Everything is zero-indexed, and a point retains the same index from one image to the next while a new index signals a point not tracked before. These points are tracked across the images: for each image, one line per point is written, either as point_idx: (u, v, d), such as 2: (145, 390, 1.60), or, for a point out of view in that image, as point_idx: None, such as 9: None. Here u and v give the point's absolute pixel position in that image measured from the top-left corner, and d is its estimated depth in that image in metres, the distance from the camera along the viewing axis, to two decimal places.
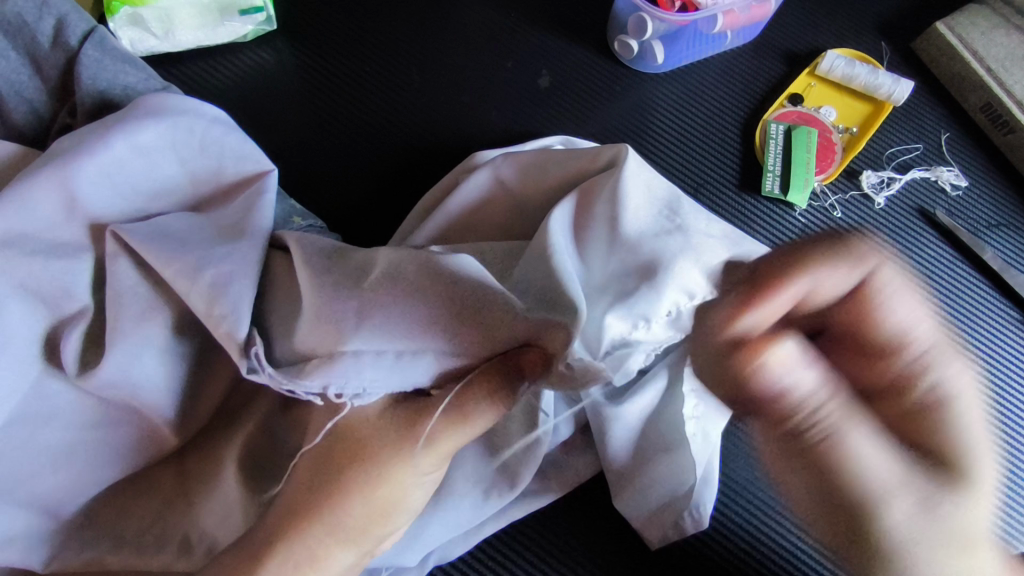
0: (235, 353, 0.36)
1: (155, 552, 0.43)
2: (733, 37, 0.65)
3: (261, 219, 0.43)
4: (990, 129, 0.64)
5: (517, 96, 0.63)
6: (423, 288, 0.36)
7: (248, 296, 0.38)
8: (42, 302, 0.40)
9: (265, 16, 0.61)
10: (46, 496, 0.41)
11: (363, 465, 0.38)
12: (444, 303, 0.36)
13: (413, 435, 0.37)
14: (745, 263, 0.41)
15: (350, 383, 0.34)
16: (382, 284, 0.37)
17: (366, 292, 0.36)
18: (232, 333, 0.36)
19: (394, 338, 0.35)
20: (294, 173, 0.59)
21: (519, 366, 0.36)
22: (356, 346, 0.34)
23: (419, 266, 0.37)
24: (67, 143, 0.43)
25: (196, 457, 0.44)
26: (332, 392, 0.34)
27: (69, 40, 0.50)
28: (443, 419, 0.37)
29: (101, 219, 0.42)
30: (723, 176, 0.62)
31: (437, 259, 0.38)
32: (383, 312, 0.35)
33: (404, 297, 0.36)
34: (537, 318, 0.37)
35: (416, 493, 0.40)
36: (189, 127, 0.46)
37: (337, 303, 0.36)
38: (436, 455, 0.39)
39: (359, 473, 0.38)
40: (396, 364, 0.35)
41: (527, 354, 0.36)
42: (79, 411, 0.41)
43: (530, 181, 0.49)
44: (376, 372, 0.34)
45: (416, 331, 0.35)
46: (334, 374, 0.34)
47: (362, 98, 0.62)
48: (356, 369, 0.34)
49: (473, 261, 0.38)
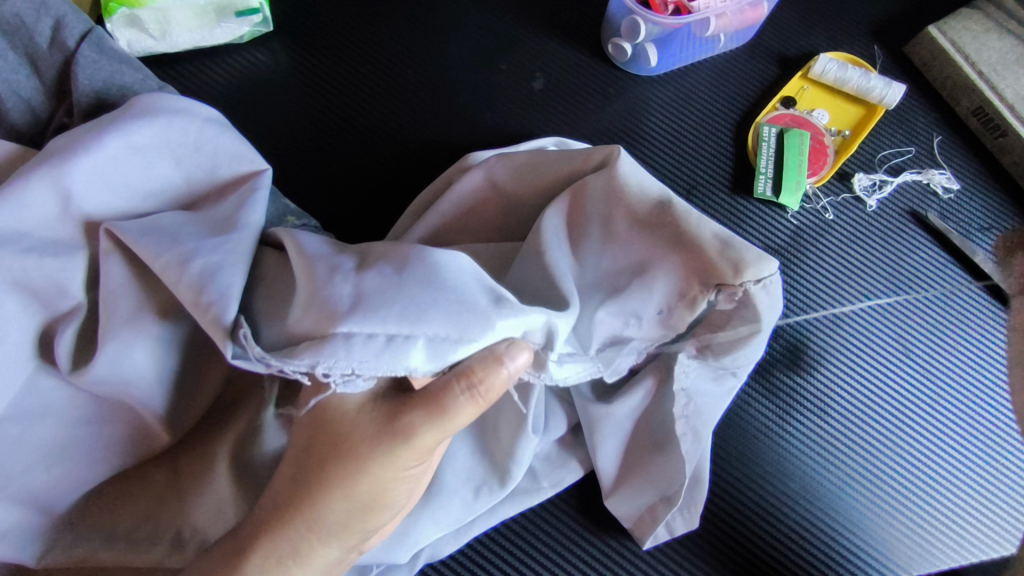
0: (221, 338, 0.36)
1: (148, 547, 0.43)
2: (726, 41, 0.66)
3: (252, 217, 0.43)
4: (981, 133, 0.65)
5: (512, 98, 0.64)
6: (417, 275, 0.36)
7: (238, 284, 0.38)
8: (36, 300, 0.41)
9: (261, 18, 0.62)
10: (40, 491, 0.41)
11: (342, 459, 0.38)
12: (439, 290, 0.36)
13: (376, 419, 0.38)
14: (736, 262, 0.38)
15: (339, 364, 0.34)
16: (376, 271, 0.37)
17: (360, 279, 0.36)
18: (219, 319, 0.36)
19: (386, 322, 0.34)
20: (290, 172, 0.59)
21: (500, 357, 0.36)
22: (348, 328, 0.34)
23: (417, 256, 0.37)
24: (62, 142, 0.44)
25: (190, 453, 0.45)
26: (320, 371, 0.34)
27: (67, 40, 0.51)
28: (409, 405, 0.37)
29: (95, 217, 0.43)
30: (715, 177, 0.63)
31: (433, 251, 0.38)
32: (375, 297, 0.35)
33: (398, 283, 0.36)
34: (526, 307, 0.36)
35: (398, 490, 0.40)
36: (183, 126, 0.46)
37: (331, 288, 0.36)
38: (415, 452, 0.38)
39: (339, 468, 0.38)
40: (386, 347, 0.34)
41: (506, 346, 0.36)
42: (73, 408, 0.42)
43: (522, 182, 0.49)
44: (365, 354, 0.34)
45: (407, 315, 0.34)
46: (323, 353, 0.34)
47: (357, 98, 0.62)
48: (346, 350, 0.34)
49: (470, 259, 0.38)
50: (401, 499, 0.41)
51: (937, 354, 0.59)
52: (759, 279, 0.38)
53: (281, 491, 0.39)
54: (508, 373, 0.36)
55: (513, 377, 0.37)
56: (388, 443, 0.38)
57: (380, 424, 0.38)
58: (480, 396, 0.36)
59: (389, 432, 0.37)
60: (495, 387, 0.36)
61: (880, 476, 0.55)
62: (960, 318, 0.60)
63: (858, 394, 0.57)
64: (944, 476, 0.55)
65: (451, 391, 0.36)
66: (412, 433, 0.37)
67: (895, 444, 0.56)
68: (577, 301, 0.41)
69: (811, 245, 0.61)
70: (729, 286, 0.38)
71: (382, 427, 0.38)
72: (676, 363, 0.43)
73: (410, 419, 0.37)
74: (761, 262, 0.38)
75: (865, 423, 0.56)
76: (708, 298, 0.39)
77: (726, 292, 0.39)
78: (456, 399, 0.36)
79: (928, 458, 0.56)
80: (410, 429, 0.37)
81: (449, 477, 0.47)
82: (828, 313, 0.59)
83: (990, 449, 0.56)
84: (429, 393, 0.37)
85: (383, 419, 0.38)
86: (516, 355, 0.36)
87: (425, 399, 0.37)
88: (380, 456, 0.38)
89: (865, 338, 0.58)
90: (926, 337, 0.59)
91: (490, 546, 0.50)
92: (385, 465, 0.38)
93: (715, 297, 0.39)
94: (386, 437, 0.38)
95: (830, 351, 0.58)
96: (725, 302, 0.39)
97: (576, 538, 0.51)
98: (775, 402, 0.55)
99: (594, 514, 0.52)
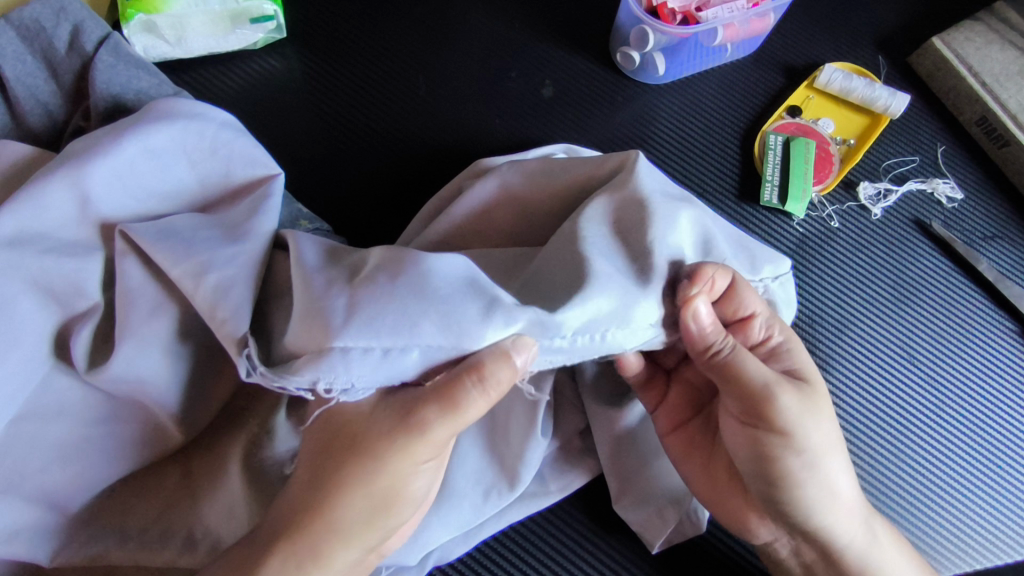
0: (234, 355, 0.37)
1: (161, 548, 0.43)
2: (733, 50, 0.67)
3: (265, 221, 0.44)
4: (985, 143, 0.65)
5: (523, 105, 0.64)
6: (409, 283, 0.36)
7: (249, 302, 0.39)
8: (54, 300, 0.41)
9: (275, 24, 0.63)
10: (54, 489, 0.42)
11: (355, 461, 0.38)
12: (432, 298, 0.36)
13: (384, 422, 0.38)
14: (755, 261, 0.45)
15: (339, 378, 0.35)
16: (372, 280, 0.37)
17: (356, 288, 0.36)
18: (233, 334, 0.37)
19: (380, 335, 0.35)
20: (300, 178, 0.60)
21: (509, 355, 0.36)
22: (344, 343, 0.34)
23: (411, 262, 0.37)
24: (81, 145, 0.44)
25: (204, 453, 0.45)
26: (321, 386, 0.35)
27: (85, 46, 0.52)
28: (419, 404, 0.37)
29: (111, 219, 0.43)
30: (722, 184, 0.63)
31: (427, 255, 0.38)
32: (370, 308, 0.35)
33: (392, 293, 0.36)
34: (518, 311, 0.36)
35: (418, 482, 0.40)
36: (199, 130, 0.46)
37: (327, 299, 0.36)
38: (431, 443, 0.38)
39: (354, 469, 0.38)
40: (382, 361, 0.35)
41: (512, 343, 0.36)
42: (88, 407, 0.42)
43: (538, 187, 0.50)
44: (362, 369, 0.35)
45: (401, 328, 0.35)
46: (322, 369, 0.34)
47: (369, 104, 0.63)
48: (343, 366, 0.35)
49: (465, 261, 0.38)
50: (421, 492, 0.41)
51: (941, 361, 0.59)
52: (775, 276, 0.46)
53: (293, 493, 0.39)
54: (516, 372, 0.36)
55: (522, 371, 0.37)
56: (398, 442, 0.38)
57: (389, 424, 0.38)
58: (489, 390, 0.36)
59: (397, 430, 0.38)
60: (506, 379, 0.36)
61: (886, 483, 0.55)
62: (964, 326, 0.60)
63: (863, 400, 0.57)
64: (949, 484, 0.55)
65: (460, 386, 0.36)
66: (420, 428, 0.38)
67: (901, 448, 0.56)
68: (604, 276, 0.39)
69: (817, 252, 0.62)
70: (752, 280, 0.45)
71: (391, 427, 0.38)
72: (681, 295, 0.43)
73: (419, 416, 0.37)
74: (776, 262, 0.46)
75: (871, 428, 0.56)
76: None
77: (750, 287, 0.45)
78: (466, 395, 0.36)
79: (932, 465, 0.56)
80: (419, 424, 0.37)
81: (459, 480, 0.48)
82: (833, 321, 0.59)
83: (996, 455, 0.57)
84: (438, 389, 0.37)
85: (394, 419, 0.38)
86: (522, 351, 0.36)
87: (434, 396, 0.37)
88: (395, 451, 0.38)
89: (870, 346, 0.59)
90: (930, 344, 0.60)
91: (498, 549, 0.50)
92: (398, 462, 0.38)
93: None
94: (403, 431, 0.38)
95: (836, 358, 0.58)
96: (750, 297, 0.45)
97: (583, 540, 0.51)
98: None
99: (601, 518, 0.51)
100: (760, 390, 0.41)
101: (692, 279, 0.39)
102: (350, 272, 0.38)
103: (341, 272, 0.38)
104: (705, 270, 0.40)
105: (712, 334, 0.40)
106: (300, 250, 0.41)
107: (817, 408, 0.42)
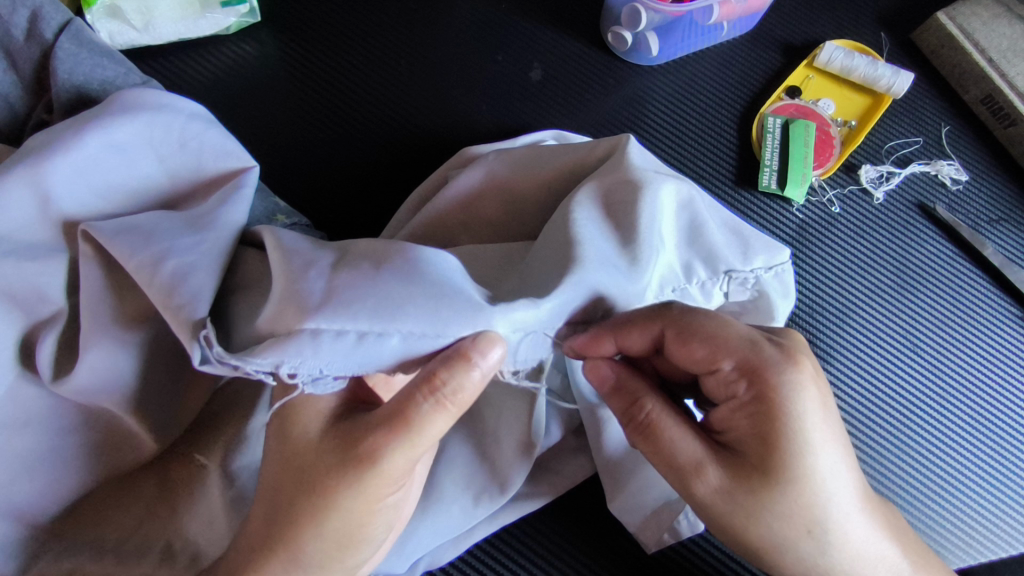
0: (186, 336, 0.34)
1: (137, 560, 0.41)
2: (729, 29, 0.64)
3: (233, 214, 0.41)
4: (991, 122, 0.63)
5: (510, 89, 0.62)
6: (396, 268, 0.34)
7: (209, 288, 0.36)
8: (17, 306, 0.39)
9: (248, 8, 0.60)
10: (24, 500, 0.40)
11: (309, 492, 0.36)
12: (418, 284, 0.33)
13: (328, 462, 0.35)
14: (746, 250, 0.41)
15: (306, 363, 0.31)
16: (354, 266, 0.34)
17: (337, 272, 0.34)
18: (190, 317, 0.34)
19: (357, 319, 0.32)
20: (278, 169, 0.57)
21: (468, 357, 0.33)
22: (316, 325, 0.31)
23: (400, 252, 0.35)
24: (42, 139, 0.42)
25: (180, 462, 0.43)
26: (285, 371, 0.31)
27: (45, 33, 0.49)
28: (369, 430, 0.35)
29: (74, 216, 0.41)
30: (719, 167, 0.61)
31: (419, 248, 0.36)
32: (350, 291, 0.32)
33: (376, 278, 0.33)
34: (512, 305, 0.35)
35: (378, 523, 0.37)
36: (167, 123, 0.44)
37: (303, 282, 0.33)
38: (388, 478, 0.36)
39: (309, 499, 0.35)
40: (357, 348, 0.32)
41: (472, 340, 0.33)
42: (59, 417, 0.41)
43: (522, 174, 0.48)
44: (333, 354, 0.32)
45: (381, 312, 0.32)
46: (287, 353, 0.31)
47: (351, 88, 0.60)
48: (313, 350, 0.31)
49: (456, 261, 0.37)
50: (391, 512, 0.38)
51: (947, 351, 0.57)
52: (770, 267, 0.42)
53: (262, 508, 0.37)
54: (492, 365, 0.34)
55: (490, 370, 0.34)
56: (344, 472, 0.35)
57: (334, 450, 0.36)
58: (445, 405, 0.34)
59: (344, 464, 0.35)
60: (466, 387, 0.34)
61: (890, 476, 0.53)
62: (970, 312, 0.58)
63: (866, 389, 0.55)
64: (953, 475, 0.54)
65: (411, 404, 0.34)
66: (363, 461, 0.35)
67: (905, 438, 0.54)
68: (592, 256, 0.38)
69: (818, 238, 0.60)
70: (741, 272, 0.41)
71: (334, 459, 0.35)
72: (669, 271, 0.41)
73: (365, 440, 0.35)
74: (770, 251, 0.42)
75: (876, 419, 0.55)
76: (721, 286, 0.41)
77: (738, 279, 0.41)
78: (421, 414, 0.34)
79: (934, 456, 0.54)
80: (365, 457, 0.35)
81: (448, 483, 0.46)
82: (834, 310, 0.57)
83: (1003, 447, 0.55)
84: (389, 412, 0.35)
85: (339, 448, 0.36)
86: (494, 349, 0.33)
87: (383, 421, 0.35)
88: (345, 480, 0.35)
89: (873, 336, 0.57)
90: (935, 333, 0.58)
91: (489, 554, 0.49)
92: (358, 492, 0.35)
93: (728, 286, 0.41)
94: (352, 459, 0.35)
95: (838, 346, 0.56)
96: (739, 290, 0.42)
97: (568, 551, 0.49)
98: (722, 555, 0.50)
99: (584, 531, 0.49)
100: (685, 459, 0.37)
101: (589, 342, 0.38)
102: (330, 258, 0.35)
103: (322, 256, 0.36)
104: (602, 341, 0.38)
105: (627, 384, 0.39)
106: (275, 235, 0.37)
107: (768, 483, 0.35)
